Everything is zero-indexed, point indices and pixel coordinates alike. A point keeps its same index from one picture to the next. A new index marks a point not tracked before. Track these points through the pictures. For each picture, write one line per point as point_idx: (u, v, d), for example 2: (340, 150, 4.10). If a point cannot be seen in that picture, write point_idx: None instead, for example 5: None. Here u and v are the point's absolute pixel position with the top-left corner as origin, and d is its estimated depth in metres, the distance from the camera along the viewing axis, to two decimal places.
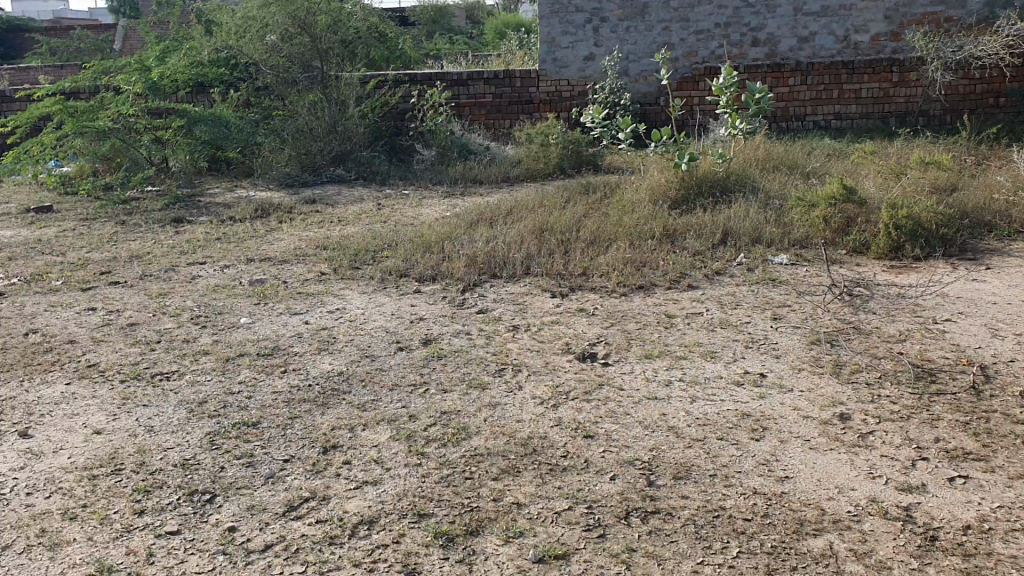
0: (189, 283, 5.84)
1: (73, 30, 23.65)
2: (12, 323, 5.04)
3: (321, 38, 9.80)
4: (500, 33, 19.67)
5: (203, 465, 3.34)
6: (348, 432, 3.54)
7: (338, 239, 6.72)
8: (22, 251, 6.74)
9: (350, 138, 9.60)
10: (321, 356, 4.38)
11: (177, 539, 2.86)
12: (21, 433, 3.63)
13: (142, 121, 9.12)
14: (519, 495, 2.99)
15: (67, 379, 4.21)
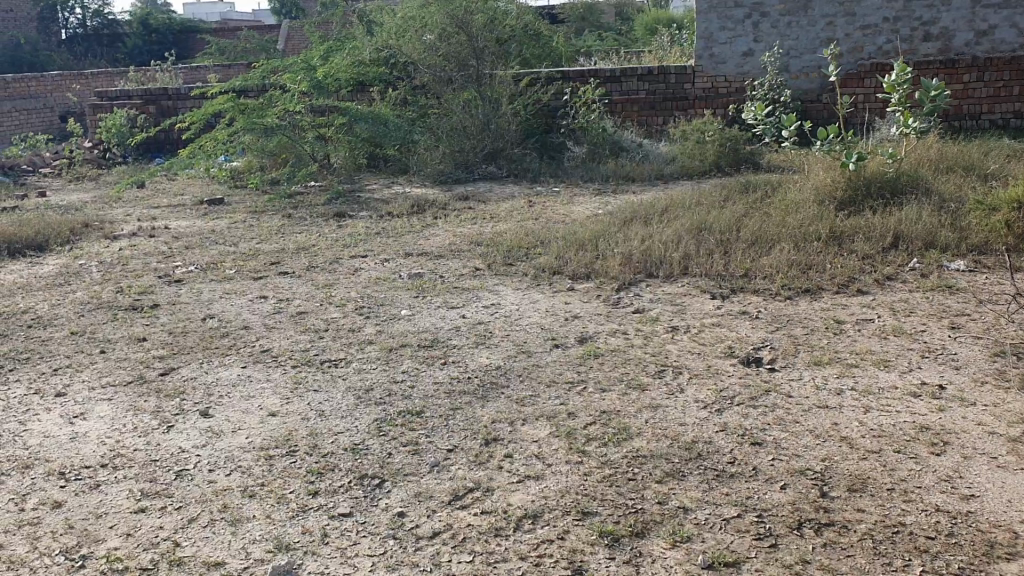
0: (352, 275, 6.04)
1: (240, 32, 24.88)
2: (191, 308, 5.35)
3: (477, 37, 10.01)
4: (651, 29, 19.45)
5: (372, 450, 3.45)
6: (508, 426, 3.56)
7: (492, 235, 6.79)
8: (198, 241, 7.13)
9: (502, 135, 9.69)
10: (479, 350, 4.44)
11: (350, 521, 2.96)
12: (203, 413, 3.84)
13: (307, 118, 9.50)
14: (685, 499, 2.94)
15: (243, 362, 4.43)
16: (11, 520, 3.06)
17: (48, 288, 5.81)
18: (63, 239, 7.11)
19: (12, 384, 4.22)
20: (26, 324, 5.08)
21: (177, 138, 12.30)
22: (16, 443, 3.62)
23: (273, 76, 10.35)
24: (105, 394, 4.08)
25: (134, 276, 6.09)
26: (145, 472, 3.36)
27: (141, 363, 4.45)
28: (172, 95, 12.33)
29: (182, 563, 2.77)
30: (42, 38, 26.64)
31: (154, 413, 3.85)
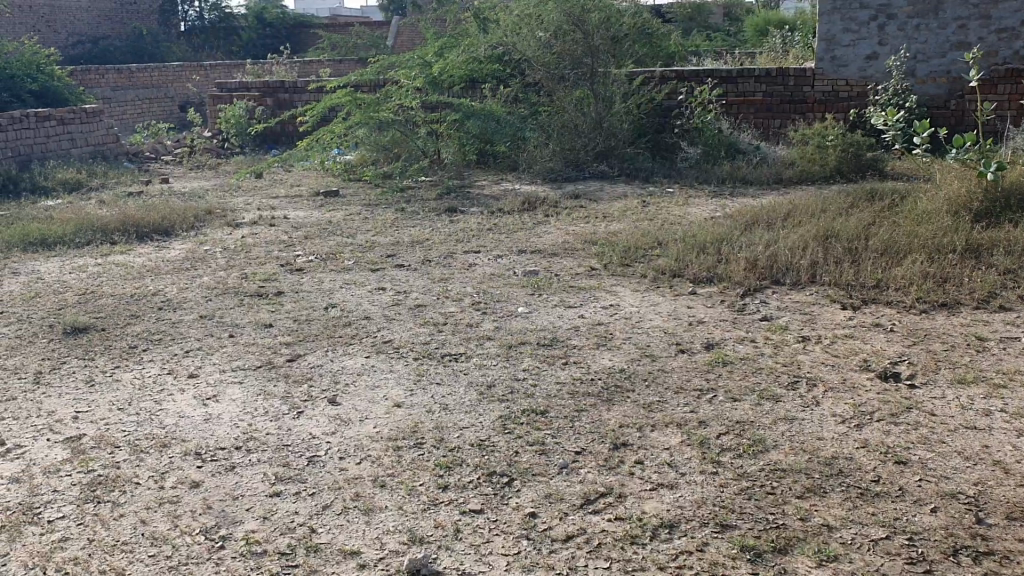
0: (468, 270, 6.05)
1: (351, 28, 25.27)
2: (313, 296, 5.44)
3: (593, 35, 9.86)
4: (762, 30, 19.04)
5: (499, 447, 3.43)
6: (637, 431, 3.50)
7: (607, 235, 6.72)
8: (316, 231, 7.27)
9: (615, 134, 9.59)
10: (601, 351, 4.37)
11: (482, 518, 2.94)
12: (330, 400, 3.88)
13: (420, 113, 9.58)
14: (828, 516, 2.83)
15: (366, 352, 4.47)
16: (151, 497, 3.10)
17: (177, 271, 5.99)
18: (189, 225, 7.31)
19: (147, 363, 4.33)
20: (158, 306, 5.22)
21: (292, 130, 12.57)
22: (153, 422, 3.68)
23: (388, 70, 10.48)
24: (235, 376, 4.16)
25: (257, 263, 6.22)
26: (278, 456, 3.39)
27: (268, 349, 4.53)
28: (288, 88, 12.62)
29: (319, 550, 2.79)
30: (163, 30, 27.63)
31: (284, 399, 3.91)
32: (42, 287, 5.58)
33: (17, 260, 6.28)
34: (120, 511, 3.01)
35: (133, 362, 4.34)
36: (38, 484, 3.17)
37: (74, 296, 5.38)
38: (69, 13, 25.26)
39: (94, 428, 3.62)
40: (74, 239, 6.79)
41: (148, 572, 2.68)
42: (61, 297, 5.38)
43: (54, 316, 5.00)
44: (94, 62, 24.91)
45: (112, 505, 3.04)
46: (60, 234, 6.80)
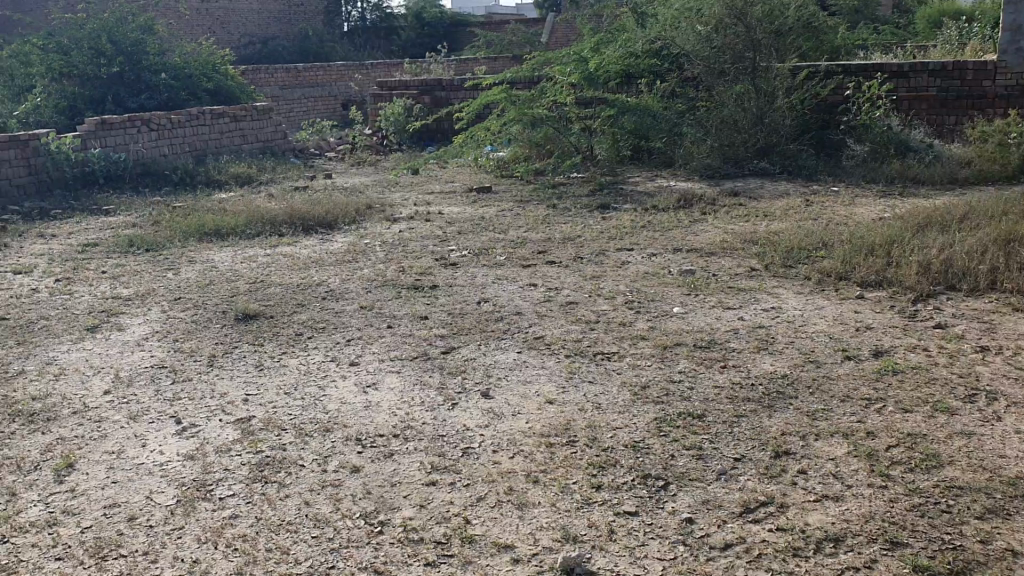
0: (621, 268, 5.99)
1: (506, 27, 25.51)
2: (466, 290, 5.52)
3: (755, 28, 9.54)
4: (935, 23, 18.03)
5: (654, 449, 3.37)
6: (799, 439, 3.36)
7: (767, 234, 6.51)
8: (471, 227, 7.38)
9: (776, 130, 9.29)
10: (762, 356, 4.23)
11: (636, 521, 2.90)
12: (483, 393, 3.92)
13: (575, 109, 9.56)
14: (1012, 541, 2.63)
15: (518, 348, 4.49)
16: (314, 480, 3.20)
17: (339, 263, 6.20)
18: (350, 219, 7.56)
19: (311, 350, 4.49)
20: (321, 296, 5.42)
21: (448, 127, 12.81)
22: (317, 407, 3.80)
23: (544, 66, 10.51)
24: (393, 366, 4.26)
25: (413, 257, 6.37)
26: (434, 446, 3.44)
27: (424, 340, 4.62)
28: (445, 86, 12.87)
29: (474, 541, 2.81)
30: (327, 30, 28.73)
31: (439, 390, 3.98)
32: (215, 275, 5.89)
33: (194, 249, 6.65)
34: (286, 492, 3.11)
35: (299, 349, 4.51)
36: (211, 462, 3.32)
37: (244, 285, 5.65)
38: (242, 16, 26.60)
39: (262, 410, 3.77)
40: (244, 231, 7.13)
41: (312, 553, 2.75)
42: (233, 285, 5.66)
43: (227, 303, 5.26)
44: (264, 62, 26.14)
45: (279, 486, 3.15)
46: (232, 225, 7.16)
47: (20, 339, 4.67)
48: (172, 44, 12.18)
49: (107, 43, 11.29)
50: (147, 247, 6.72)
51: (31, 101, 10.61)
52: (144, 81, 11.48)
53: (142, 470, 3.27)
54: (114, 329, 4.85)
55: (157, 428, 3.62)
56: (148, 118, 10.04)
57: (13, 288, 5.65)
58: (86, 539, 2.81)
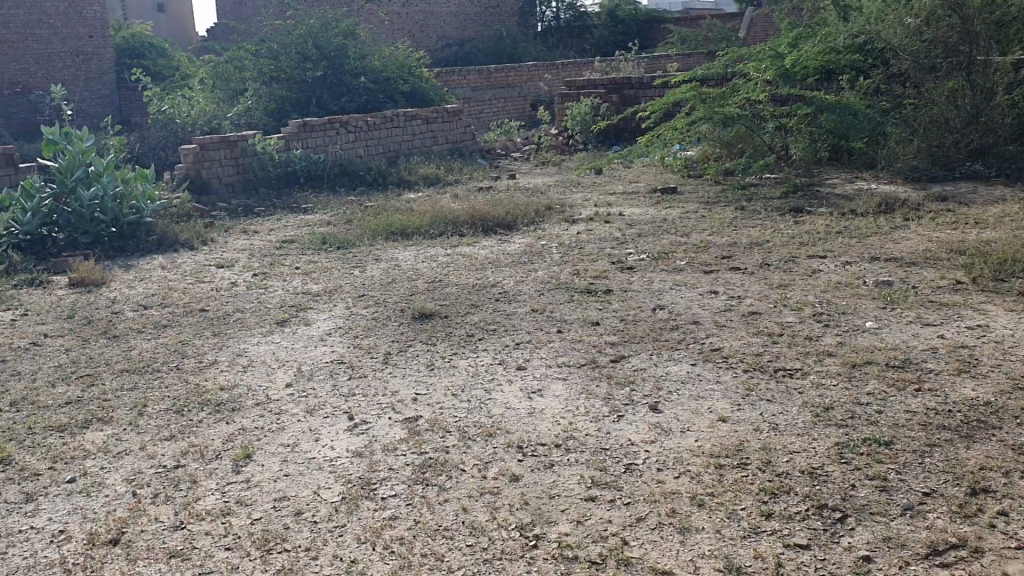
0: (810, 277, 5.68)
1: (703, 22, 24.96)
2: (643, 296, 5.38)
3: (973, 20, 8.80)
4: None
5: (832, 478, 3.13)
6: (1001, 477, 3.03)
7: (977, 244, 5.98)
8: (652, 229, 7.22)
9: (993, 130, 8.61)
10: (963, 380, 3.86)
11: (808, 555, 2.69)
12: (652, 407, 3.79)
13: (769, 108, 9.14)
14: None
15: (692, 359, 4.32)
16: (474, 485, 3.17)
17: (516, 264, 6.22)
18: (530, 220, 7.58)
19: (481, 352, 4.50)
20: (495, 297, 5.44)
21: (636, 126, 12.66)
22: (482, 411, 3.79)
23: (736, 63, 10.14)
24: (561, 373, 4.20)
25: (591, 259, 6.30)
26: (597, 459, 3.35)
27: (595, 347, 4.53)
28: (635, 84, 12.74)
29: (631, 564, 2.70)
30: (522, 30, 29.23)
31: (607, 400, 3.87)
32: (398, 274, 6.05)
33: (380, 248, 6.86)
34: (445, 496, 3.09)
35: (470, 350, 4.53)
36: (377, 461, 3.34)
37: (423, 284, 5.75)
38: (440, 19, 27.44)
39: (429, 411, 3.78)
40: (428, 230, 7.29)
41: (465, 562, 2.71)
42: (413, 284, 5.78)
43: (406, 301, 5.37)
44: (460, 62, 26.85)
45: (439, 490, 3.13)
46: (416, 225, 7.35)
47: (217, 330, 4.95)
48: (372, 47, 12.56)
49: (312, 48, 11.87)
50: (337, 245, 6.99)
51: (243, 104, 11.25)
52: (345, 84, 11.90)
53: (313, 465, 3.33)
54: (301, 323, 5.05)
55: (330, 422, 3.69)
56: (345, 120, 10.42)
57: (215, 281, 6.01)
58: (255, 530, 2.88)
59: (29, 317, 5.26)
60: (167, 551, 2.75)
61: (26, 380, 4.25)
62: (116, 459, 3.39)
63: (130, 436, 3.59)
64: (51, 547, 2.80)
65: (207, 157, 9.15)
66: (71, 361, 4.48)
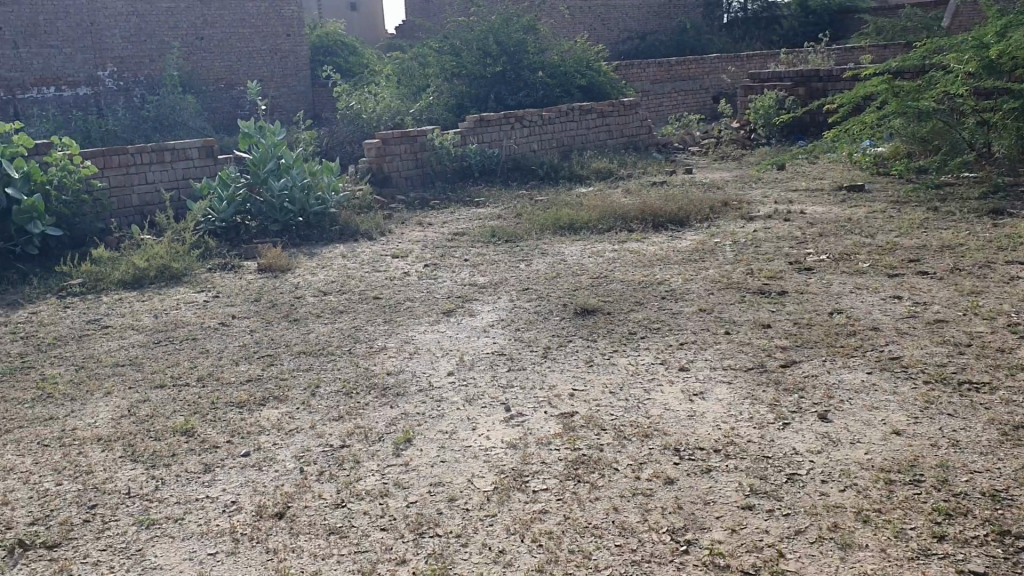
0: (1007, 285, 5.26)
1: (902, 10, 23.62)
2: (819, 300, 5.15)
3: None
4: None
5: (1018, 503, 2.88)
6: None
7: None
8: (833, 229, 6.90)
9: None
10: None
11: None
12: (820, 416, 3.62)
13: (971, 102, 8.48)
14: None
15: (868, 368, 4.09)
16: (627, 485, 3.11)
17: (686, 262, 6.10)
18: (703, 216, 7.39)
19: (642, 350, 4.44)
20: (662, 295, 5.35)
21: (822, 120, 12.14)
22: (639, 410, 3.73)
23: (934, 55, 9.48)
24: (725, 376, 4.08)
25: (765, 259, 6.10)
26: (756, 467, 3.22)
27: (763, 350, 4.38)
28: (823, 76, 12.22)
29: None
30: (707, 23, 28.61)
31: (772, 406, 3.73)
32: (563, 268, 6.06)
33: (549, 242, 6.90)
34: (596, 494, 3.05)
35: (631, 349, 4.48)
36: (530, 453, 3.36)
37: (588, 279, 5.74)
38: None
39: (585, 407, 3.76)
40: (597, 225, 7.28)
41: (613, 561, 2.67)
42: (577, 279, 5.77)
43: (571, 297, 5.37)
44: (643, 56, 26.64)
45: (590, 487, 3.10)
46: (587, 219, 7.34)
47: (387, 318, 5.13)
48: (552, 42, 12.62)
49: (494, 45, 12.05)
50: (507, 238, 7.08)
51: (425, 100, 11.59)
52: (524, 79, 12.01)
53: (468, 453, 3.38)
54: (466, 314, 5.15)
55: (488, 413, 3.74)
56: (522, 115, 10.49)
57: (389, 271, 6.22)
58: (409, 513, 2.95)
59: (219, 300, 5.63)
60: (326, 528, 2.88)
61: (214, 358, 4.55)
62: (287, 437, 3.58)
63: (302, 415, 3.78)
64: (223, 516, 2.99)
65: (389, 150, 9.49)
66: (254, 342, 4.77)
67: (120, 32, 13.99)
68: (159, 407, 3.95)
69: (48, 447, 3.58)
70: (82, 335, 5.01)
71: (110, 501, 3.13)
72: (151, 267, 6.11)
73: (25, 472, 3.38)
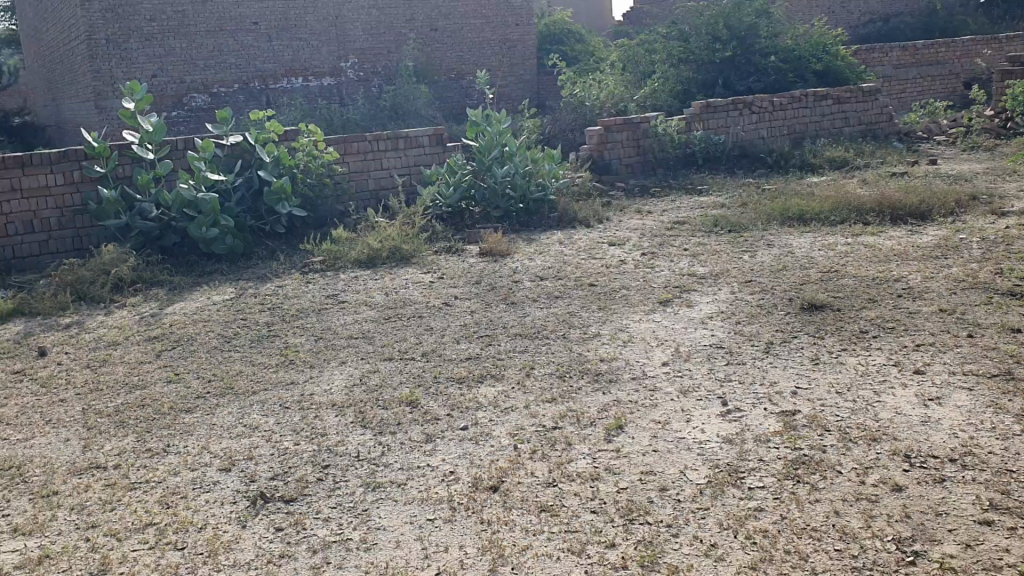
0: None
1: None
2: None
3: None
4: None
5: None
6: None
7: None
8: None
9: None
10: None
11: None
12: None
13: None
14: None
15: None
16: (850, 490, 2.94)
17: (925, 259, 5.70)
18: (947, 210, 6.86)
19: (873, 351, 4.19)
20: (898, 293, 5.03)
21: None
22: (867, 413, 3.52)
23: None
24: (965, 382, 3.77)
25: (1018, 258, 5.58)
26: (998, 480, 2.95)
27: (1011, 357, 4.01)
28: None
29: None
30: None
31: (1019, 417, 3.40)
32: (790, 261, 5.83)
33: (774, 234, 6.66)
34: (816, 496, 2.91)
35: (861, 348, 4.24)
36: (747, 449, 3.25)
37: (817, 273, 5.49)
38: None
39: (808, 407, 3.59)
40: (828, 217, 6.94)
41: (831, 566, 2.54)
42: (805, 273, 5.53)
43: (796, 291, 5.17)
44: None
45: (810, 489, 2.96)
46: (816, 210, 7.02)
47: (604, 305, 5.14)
48: (787, 25, 12.10)
49: (724, 29, 11.70)
50: (730, 228, 6.90)
51: (651, 87, 11.48)
52: (755, 64, 11.51)
53: (682, 445, 3.33)
54: (684, 305, 5.07)
55: (704, 406, 3.66)
56: (751, 101, 10.13)
57: (607, 259, 6.23)
58: (620, 499, 2.95)
59: (444, 281, 5.86)
60: (539, 505, 2.94)
61: (437, 335, 4.75)
62: (503, 414, 3.68)
63: (517, 395, 3.87)
64: (441, 485, 3.12)
65: (611, 138, 9.50)
66: (474, 323, 4.93)
67: (361, 25, 14.84)
68: (386, 378, 4.18)
69: (289, 409, 3.88)
70: (321, 308, 5.38)
71: (340, 463, 3.35)
72: (383, 248, 6.46)
73: (268, 430, 3.68)
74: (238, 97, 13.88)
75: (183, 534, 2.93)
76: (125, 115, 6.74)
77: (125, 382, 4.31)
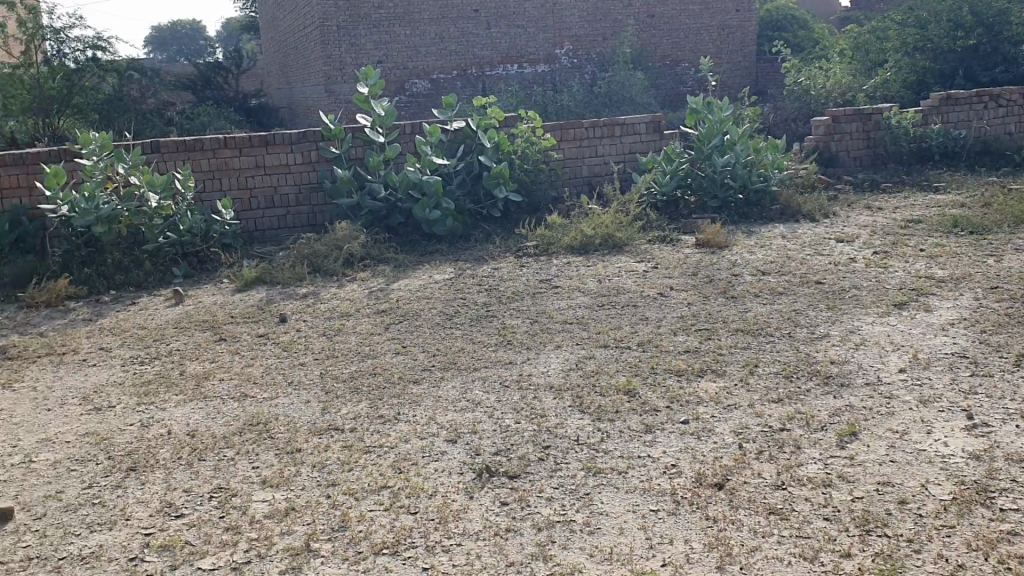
0: None
1: None
2: None
3: None
4: None
5: None
6: None
7: None
8: None
9: None
10: None
11: None
12: None
13: None
14: None
15: None
16: None
17: None
18: None
19: None
20: None
21: None
22: None
23: None
24: None
25: None
26: None
27: None
28: None
29: None
30: None
31: None
32: None
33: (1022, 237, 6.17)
34: None
35: None
36: (997, 468, 3.03)
37: None
38: None
39: None
40: None
41: None
42: None
43: None
44: None
45: None
46: None
47: (832, 304, 4.94)
48: None
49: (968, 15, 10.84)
50: (971, 228, 6.45)
51: (881, 77, 10.88)
52: (1002, 53, 10.64)
53: (922, 457, 3.16)
54: (921, 309, 4.79)
55: (945, 417, 3.46)
56: (997, 94, 9.41)
57: (834, 256, 5.97)
58: (855, 508, 2.83)
59: (659, 271, 5.82)
60: (767, 507, 2.87)
61: (653, 326, 4.73)
62: (725, 411, 3.62)
63: (739, 392, 3.80)
64: (663, 477, 3.11)
65: (840, 129, 9.06)
66: (692, 315, 4.87)
67: (578, 11, 14.94)
68: (603, 365, 4.21)
69: (509, 388, 3.99)
70: (536, 291, 5.48)
71: (561, 445, 3.41)
72: (597, 235, 6.50)
73: (490, 407, 3.79)
74: (455, 83, 14.32)
75: (414, 499, 3.08)
76: (359, 99, 7.13)
77: (358, 351, 4.58)
